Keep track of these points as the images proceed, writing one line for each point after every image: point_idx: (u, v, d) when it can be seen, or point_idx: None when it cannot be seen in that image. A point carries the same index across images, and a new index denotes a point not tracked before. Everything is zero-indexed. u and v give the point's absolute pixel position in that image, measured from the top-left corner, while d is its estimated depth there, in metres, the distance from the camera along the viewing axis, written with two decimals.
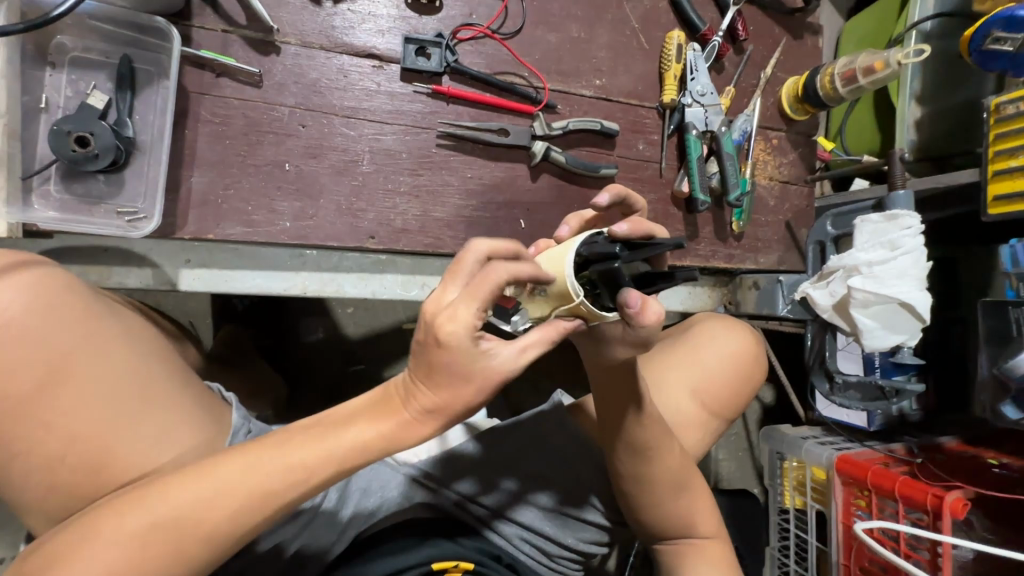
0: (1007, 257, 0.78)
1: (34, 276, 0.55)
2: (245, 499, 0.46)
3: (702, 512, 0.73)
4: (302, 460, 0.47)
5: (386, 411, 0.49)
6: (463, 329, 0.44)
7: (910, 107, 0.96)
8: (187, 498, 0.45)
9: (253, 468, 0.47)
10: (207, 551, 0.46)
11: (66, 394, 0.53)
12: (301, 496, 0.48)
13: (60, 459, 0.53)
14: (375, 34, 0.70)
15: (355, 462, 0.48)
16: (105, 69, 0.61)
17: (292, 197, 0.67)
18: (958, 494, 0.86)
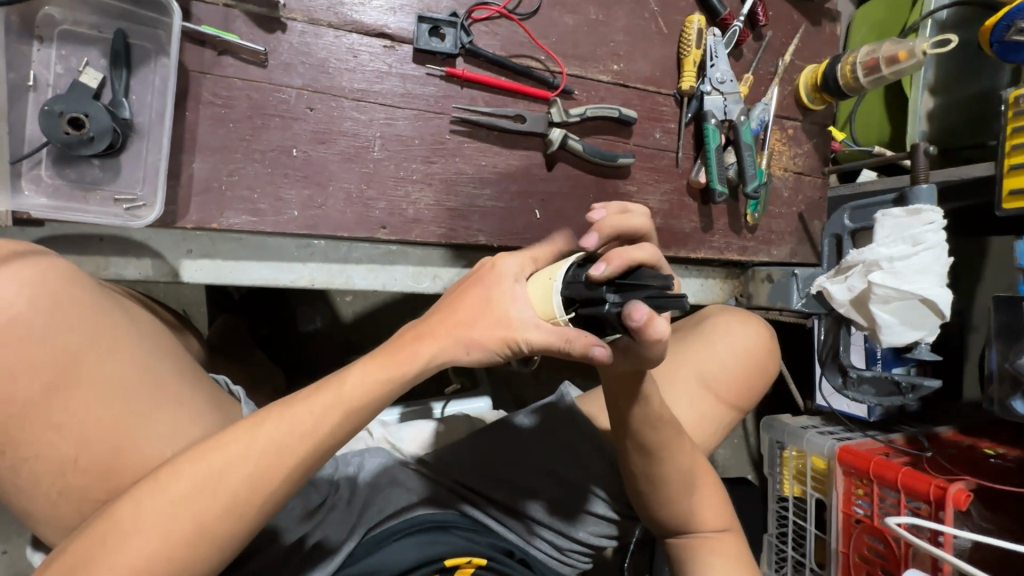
0: (1021, 253, 0.77)
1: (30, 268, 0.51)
2: (258, 464, 0.46)
3: (714, 509, 0.72)
4: (308, 412, 0.48)
5: (379, 360, 0.50)
6: (518, 260, 0.51)
7: (922, 98, 0.95)
8: (203, 470, 0.46)
9: (260, 430, 0.47)
10: (231, 522, 0.46)
11: (77, 396, 0.51)
12: (315, 450, 0.48)
13: (73, 462, 0.51)
14: (386, 11, 0.67)
15: (363, 411, 0.50)
16: (98, 45, 0.56)
17: (300, 184, 0.64)
18: (961, 486, 0.87)
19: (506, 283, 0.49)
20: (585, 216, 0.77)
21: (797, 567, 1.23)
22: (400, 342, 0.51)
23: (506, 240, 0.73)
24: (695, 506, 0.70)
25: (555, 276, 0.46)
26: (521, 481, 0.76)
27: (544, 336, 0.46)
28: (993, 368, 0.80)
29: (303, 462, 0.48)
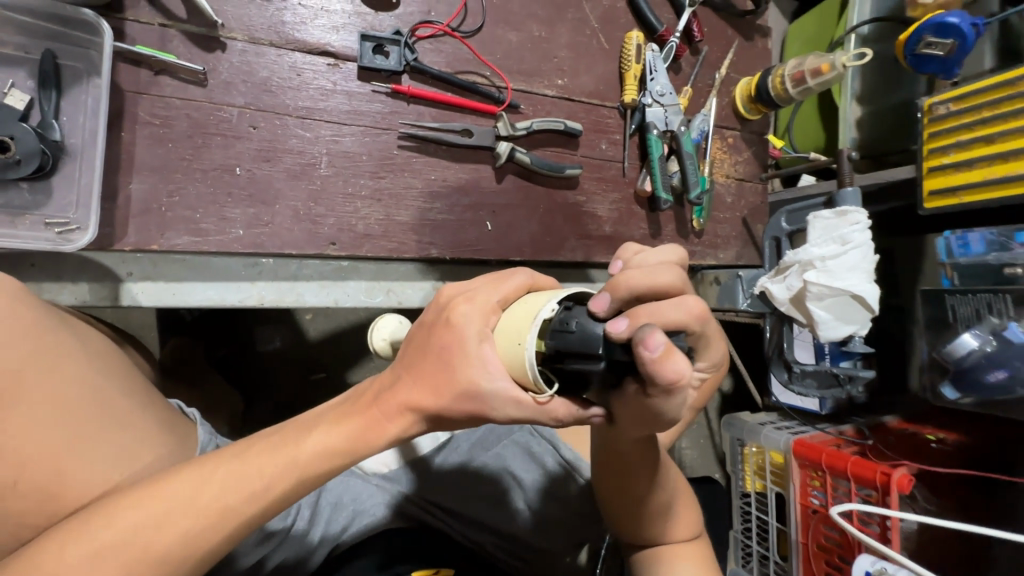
0: (943, 248, 0.83)
1: None
2: (199, 520, 0.48)
3: (682, 516, 0.73)
4: (260, 474, 0.50)
5: (343, 422, 0.52)
6: (479, 311, 0.48)
7: (851, 107, 1.01)
8: (137, 523, 0.47)
9: (209, 488, 0.49)
10: (163, 575, 0.48)
11: (16, 415, 0.51)
12: (258, 512, 0.50)
13: (13, 487, 0.50)
14: (329, 30, 0.67)
15: (315, 479, 0.51)
16: (24, 66, 0.55)
17: (244, 203, 0.63)
18: (903, 471, 0.92)
19: (471, 345, 0.48)
20: (536, 227, 0.79)
21: (761, 561, 1.26)
22: (367, 409, 0.52)
23: (459, 252, 0.74)
24: (663, 514, 0.71)
25: (525, 344, 0.45)
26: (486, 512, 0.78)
27: (522, 409, 0.47)
28: (924, 357, 0.85)
29: (245, 523, 0.50)
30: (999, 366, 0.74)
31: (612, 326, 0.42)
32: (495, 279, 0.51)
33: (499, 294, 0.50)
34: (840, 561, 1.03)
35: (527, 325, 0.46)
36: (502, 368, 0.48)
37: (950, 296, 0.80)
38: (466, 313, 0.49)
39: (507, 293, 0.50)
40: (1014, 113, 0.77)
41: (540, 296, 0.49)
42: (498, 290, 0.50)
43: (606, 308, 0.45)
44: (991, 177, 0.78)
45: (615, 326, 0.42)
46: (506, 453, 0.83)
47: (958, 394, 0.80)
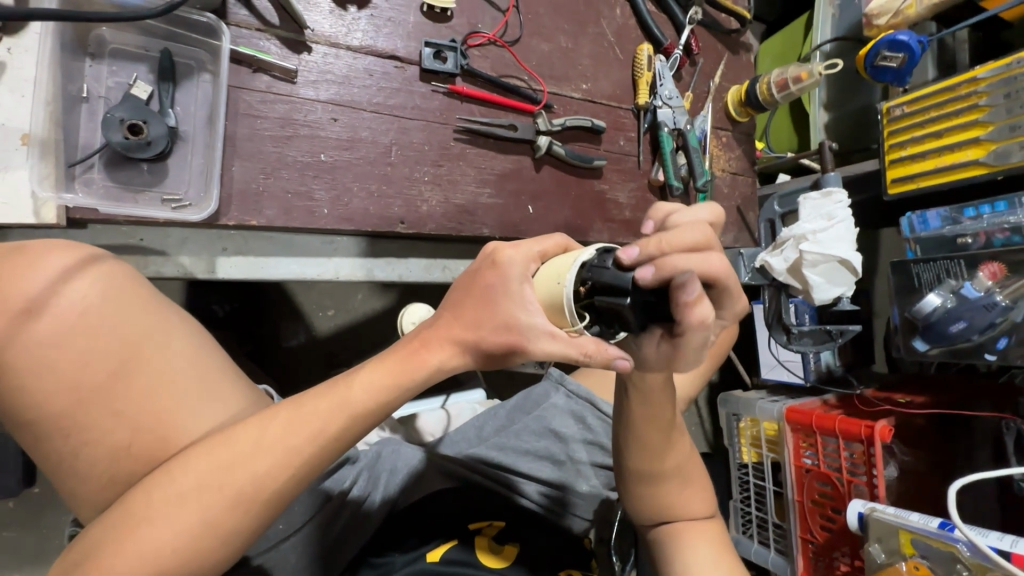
0: (906, 225, 0.99)
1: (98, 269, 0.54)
2: (270, 462, 0.47)
3: (693, 494, 0.75)
4: (313, 412, 0.48)
5: (391, 359, 0.51)
6: (523, 256, 0.50)
7: (819, 113, 1.21)
8: (205, 468, 0.46)
9: (270, 427, 0.48)
10: (239, 517, 0.46)
11: (138, 384, 0.52)
12: (322, 451, 0.48)
13: (127, 449, 0.51)
14: (396, 37, 0.77)
15: (366, 417, 0.50)
16: (146, 62, 0.63)
17: (328, 185, 0.71)
18: (885, 423, 1.07)
19: (514, 284, 0.49)
20: (569, 211, 0.90)
21: (760, 525, 1.37)
22: (408, 347, 0.51)
23: (506, 232, 0.84)
24: (681, 489, 0.74)
25: (565, 282, 0.46)
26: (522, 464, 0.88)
27: (560, 347, 0.46)
28: (897, 320, 0.99)
29: (310, 463, 0.48)
30: (958, 319, 0.88)
31: (639, 274, 0.43)
32: (537, 236, 0.53)
33: (540, 247, 0.52)
34: (833, 512, 1.15)
35: (567, 266, 0.47)
36: (540, 308, 0.48)
37: (914, 265, 0.95)
38: (511, 255, 0.50)
39: (549, 248, 0.52)
40: (957, 112, 0.93)
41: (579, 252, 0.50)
42: (540, 243, 0.52)
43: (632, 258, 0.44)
44: (942, 165, 0.95)
45: (642, 275, 0.42)
46: (547, 415, 0.92)
47: (927, 346, 0.94)
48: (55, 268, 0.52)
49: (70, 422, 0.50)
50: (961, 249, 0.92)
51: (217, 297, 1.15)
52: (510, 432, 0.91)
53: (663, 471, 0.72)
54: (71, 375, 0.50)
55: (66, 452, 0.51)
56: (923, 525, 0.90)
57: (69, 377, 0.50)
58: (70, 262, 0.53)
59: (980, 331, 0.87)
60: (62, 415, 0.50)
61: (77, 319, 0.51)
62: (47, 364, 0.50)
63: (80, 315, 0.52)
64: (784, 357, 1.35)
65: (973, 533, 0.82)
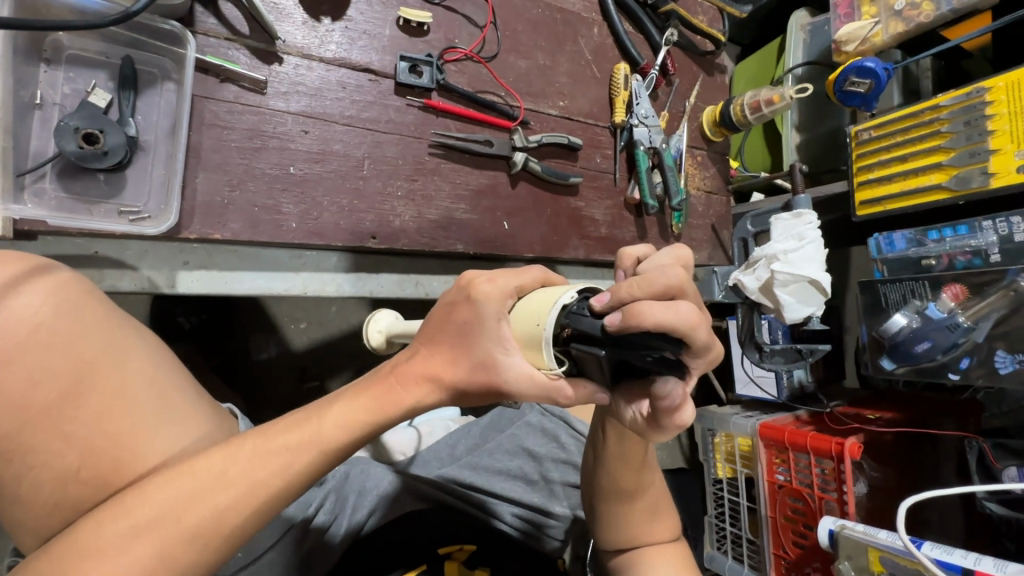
0: (873, 246, 1.01)
1: (56, 281, 0.51)
2: (232, 499, 0.44)
3: (659, 518, 0.74)
4: (283, 444, 0.46)
5: (367, 390, 0.49)
6: (499, 291, 0.46)
7: (792, 134, 1.25)
8: (165, 500, 0.43)
9: (234, 460, 0.45)
10: (191, 556, 0.43)
11: (91, 405, 0.49)
12: (286, 487, 0.46)
13: (75, 474, 0.47)
14: (370, 50, 0.76)
15: (335, 453, 0.47)
16: (105, 69, 0.61)
17: (297, 199, 0.69)
18: (854, 439, 1.08)
19: (490, 322, 0.46)
20: (545, 228, 0.89)
21: (734, 541, 1.37)
22: (383, 379, 0.49)
23: (480, 248, 0.83)
24: (643, 512, 0.73)
25: (546, 324, 0.43)
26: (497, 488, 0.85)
27: (535, 387, 0.45)
28: (865, 338, 1.01)
29: (274, 499, 0.45)
30: (923, 339, 0.89)
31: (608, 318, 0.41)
32: (512, 268, 0.49)
33: (515, 280, 0.48)
34: (805, 529, 1.16)
35: (548, 306, 0.44)
36: (517, 347, 0.46)
37: (881, 285, 0.97)
38: (487, 289, 0.46)
39: (526, 282, 0.49)
40: (921, 138, 0.97)
41: (557, 288, 0.48)
42: (517, 277, 0.48)
43: (605, 305, 0.43)
44: (907, 188, 0.98)
45: (610, 320, 0.41)
46: (521, 433, 0.93)
47: (894, 364, 0.95)
48: (4, 276, 0.49)
49: (15, 444, 0.47)
50: (926, 270, 0.94)
51: (183, 309, 1.12)
52: (483, 451, 0.90)
53: (629, 490, 0.71)
54: (19, 393, 0.47)
55: (10, 477, 0.47)
56: (891, 543, 0.91)
57: (17, 396, 0.47)
58: (17, 271, 0.49)
59: (944, 351, 0.89)
60: (7, 436, 0.47)
61: (28, 336, 0.48)
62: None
63: (32, 329, 0.48)
64: (758, 374, 1.36)
65: (937, 550, 0.83)
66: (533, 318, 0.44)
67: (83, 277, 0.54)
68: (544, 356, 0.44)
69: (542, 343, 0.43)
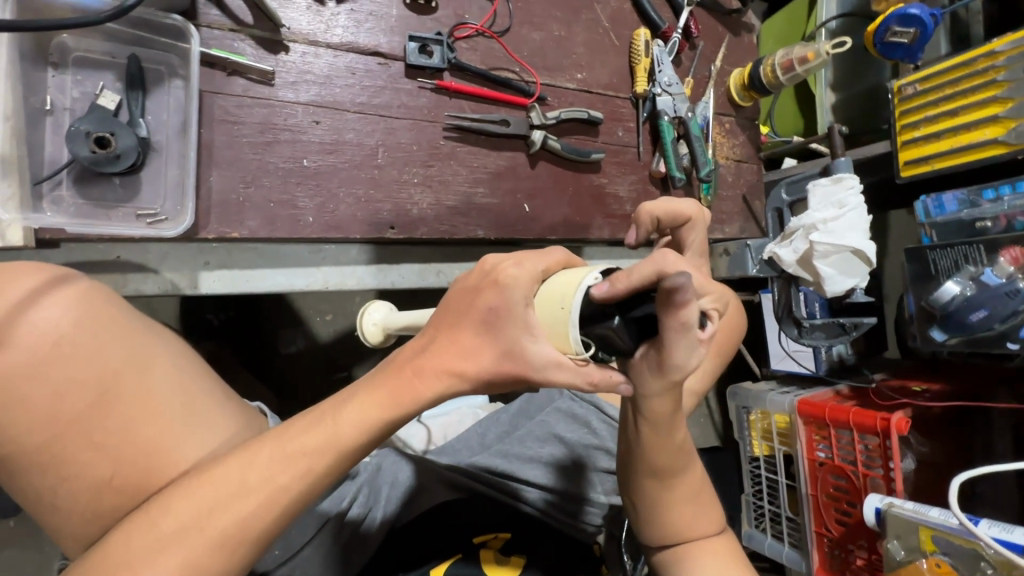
0: (920, 210, 0.94)
1: (76, 294, 0.51)
2: (256, 504, 0.43)
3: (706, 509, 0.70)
4: (304, 446, 0.45)
5: (383, 385, 0.47)
6: (527, 276, 0.44)
7: (826, 94, 1.18)
8: (192, 509, 0.43)
9: (255, 466, 0.44)
10: (223, 560, 0.43)
11: (119, 415, 0.48)
12: (309, 490, 0.45)
13: (107, 483, 0.48)
14: (378, 32, 0.73)
15: (356, 452, 0.46)
16: (111, 69, 0.59)
17: (313, 193, 0.68)
18: (901, 415, 1.03)
19: (518, 308, 0.43)
20: (567, 208, 0.86)
21: (773, 519, 1.35)
22: (400, 374, 0.46)
23: (502, 233, 0.81)
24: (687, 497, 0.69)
25: (570, 309, 0.41)
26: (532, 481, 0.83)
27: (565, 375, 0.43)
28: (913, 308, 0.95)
29: (297, 502, 0.45)
30: (979, 307, 0.83)
31: (594, 290, 0.40)
32: (538, 249, 0.46)
33: (541, 264, 0.45)
34: (848, 507, 1.12)
35: (572, 289, 0.42)
36: (544, 334, 0.43)
37: (931, 252, 0.91)
38: (515, 274, 0.44)
39: (552, 264, 0.46)
40: (973, 89, 0.89)
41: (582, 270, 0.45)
42: (543, 260, 0.45)
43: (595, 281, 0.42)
44: (958, 145, 0.90)
45: (597, 289, 0.40)
46: (551, 420, 0.91)
47: (945, 334, 0.89)
48: (23, 289, 0.48)
49: (48, 457, 0.47)
50: (981, 233, 0.87)
51: (212, 307, 1.14)
52: (513, 439, 0.89)
53: (670, 473, 0.67)
54: (47, 406, 0.47)
55: (46, 489, 0.48)
56: (943, 521, 0.87)
57: (46, 408, 0.47)
58: (42, 281, 0.49)
59: (1003, 320, 0.83)
60: (40, 449, 0.47)
61: (51, 349, 0.48)
62: (22, 399, 0.47)
63: (53, 344, 0.48)
64: (794, 349, 1.31)
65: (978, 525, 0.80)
66: (552, 300, 0.42)
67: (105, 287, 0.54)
68: (570, 339, 0.42)
69: (568, 328, 0.41)
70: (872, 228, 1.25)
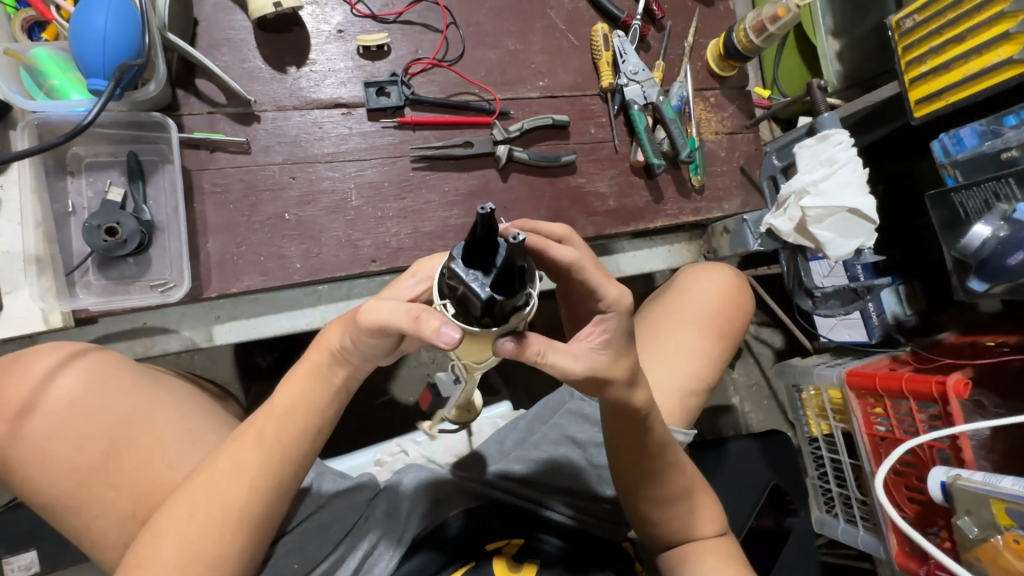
0: (938, 151, 0.85)
1: (87, 363, 0.60)
2: (240, 487, 0.55)
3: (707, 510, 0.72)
4: (260, 434, 0.56)
5: (304, 371, 0.56)
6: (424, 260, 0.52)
7: (828, 42, 1.12)
8: (195, 505, 0.55)
9: (232, 458, 0.56)
10: (229, 538, 0.55)
11: (129, 456, 0.58)
12: (277, 468, 0.56)
13: (131, 513, 0.58)
14: (338, 86, 0.80)
15: (300, 423, 0.57)
16: (116, 167, 0.71)
17: (297, 242, 0.75)
18: (958, 376, 0.91)
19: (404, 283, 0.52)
20: (547, 212, 0.87)
21: (845, 503, 1.24)
22: (308, 353, 0.57)
23: None
24: (680, 493, 0.69)
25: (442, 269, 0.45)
26: (536, 478, 0.84)
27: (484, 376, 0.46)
28: (947, 260, 0.85)
29: (271, 477, 0.56)
30: (1018, 247, 0.75)
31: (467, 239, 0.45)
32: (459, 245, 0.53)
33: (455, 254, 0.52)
34: (920, 483, 0.98)
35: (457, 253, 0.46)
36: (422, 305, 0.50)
37: (956, 194, 0.82)
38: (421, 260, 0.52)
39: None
40: (977, 9, 0.80)
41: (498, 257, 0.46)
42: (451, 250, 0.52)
43: None
44: (970, 73, 0.81)
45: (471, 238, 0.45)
46: (563, 421, 0.88)
47: (986, 285, 0.80)
48: (46, 366, 0.59)
49: (77, 500, 0.57)
50: (1009, 164, 0.78)
51: (259, 350, 1.25)
52: (529, 445, 0.87)
53: (667, 463, 0.67)
54: (71, 458, 0.57)
55: (81, 526, 0.58)
56: (1017, 491, 0.75)
57: (70, 461, 0.57)
58: (59, 358, 0.59)
59: None
60: (70, 494, 0.57)
61: (68, 411, 0.58)
62: (51, 455, 0.57)
63: (69, 407, 0.58)
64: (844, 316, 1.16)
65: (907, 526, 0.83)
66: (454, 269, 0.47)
67: (121, 354, 0.65)
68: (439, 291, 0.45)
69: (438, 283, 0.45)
70: (869, 183, 1.18)
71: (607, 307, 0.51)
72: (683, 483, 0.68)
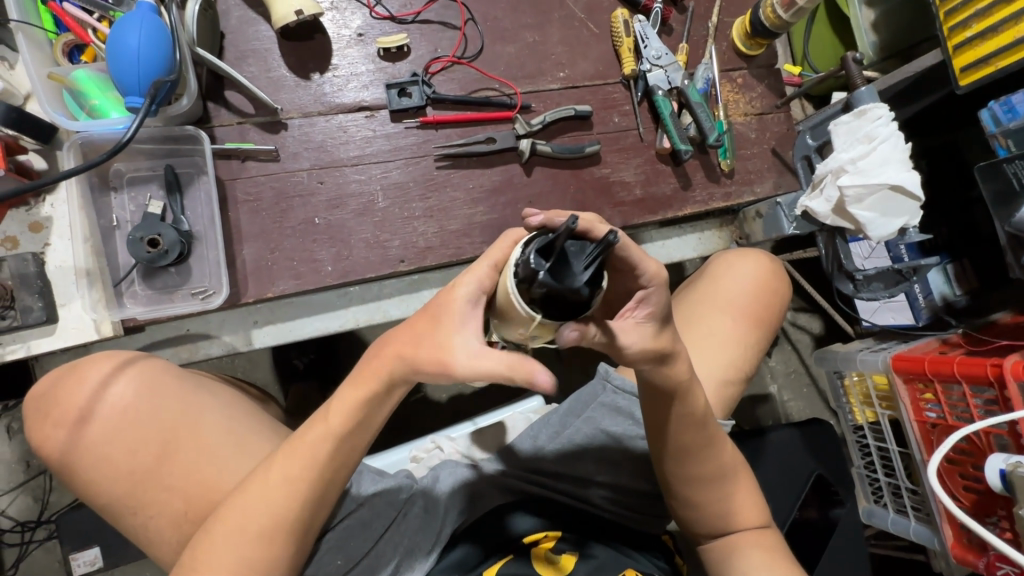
0: (988, 120, 0.81)
1: (136, 372, 0.63)
2: (284, 490, 0.57)
3: (750, 503, 0.70)
4: (298, 439, 0.57)
5: (346, 379, 0.57)
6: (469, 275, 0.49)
7: (862, 12, 1.05)
8: (242, 508, 0.57)
9: (275, 463, 0.57)
10: (274, 539, 0.57)
11: (179, 459, 0.61)
12: (317, 472, 0.58)
13: (183, 514, 0.60)
14: (360, 89, 0.80)
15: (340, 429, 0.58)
16: (155, 181, 0.74)
17: (327, 245, 0.76)
18: (1016, 358, 0.85)
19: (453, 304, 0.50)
20: (572, 205, 0.86)
21: (894, 492, 1.19)
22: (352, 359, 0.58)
23: None
24: (717, 484, 0.67)
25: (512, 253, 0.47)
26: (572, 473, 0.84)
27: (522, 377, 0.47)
28: (1000, 237, 0.80)
29: (312, 482, 0.58)
30: None
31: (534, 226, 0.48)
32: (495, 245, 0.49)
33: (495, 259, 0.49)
34: (976, 471, 0.93)
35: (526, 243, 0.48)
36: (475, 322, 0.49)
37: (1008, 164, 0.77)
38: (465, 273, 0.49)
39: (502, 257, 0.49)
40: None
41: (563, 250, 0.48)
42: (490, 255, 0.49)
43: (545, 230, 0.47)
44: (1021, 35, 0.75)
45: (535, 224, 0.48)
46: (598, 415, 0.85)
47: None
48: (100, 375, 0.62)
49: (134, 502, 0.60)
50: None
51: (296, 352, 1.28)
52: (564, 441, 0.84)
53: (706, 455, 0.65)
54: (127, 462, 0.60)
55: (139, 526, 0.61)
56: None
57: (127, 464, 0.60)
58: (110, 368, 0.62)
59: None
60: (128, 496, 0.60)
61: (122, 417, 0.61)
62: (109, 459, 0.60)
63: (123, 414, 0.61)
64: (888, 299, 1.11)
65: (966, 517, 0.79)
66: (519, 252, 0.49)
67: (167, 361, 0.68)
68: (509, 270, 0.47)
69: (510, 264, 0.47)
70: (911, 159, 1.13)
71: (647, 282, 0.51)
72: (718, 474, 0.67)
